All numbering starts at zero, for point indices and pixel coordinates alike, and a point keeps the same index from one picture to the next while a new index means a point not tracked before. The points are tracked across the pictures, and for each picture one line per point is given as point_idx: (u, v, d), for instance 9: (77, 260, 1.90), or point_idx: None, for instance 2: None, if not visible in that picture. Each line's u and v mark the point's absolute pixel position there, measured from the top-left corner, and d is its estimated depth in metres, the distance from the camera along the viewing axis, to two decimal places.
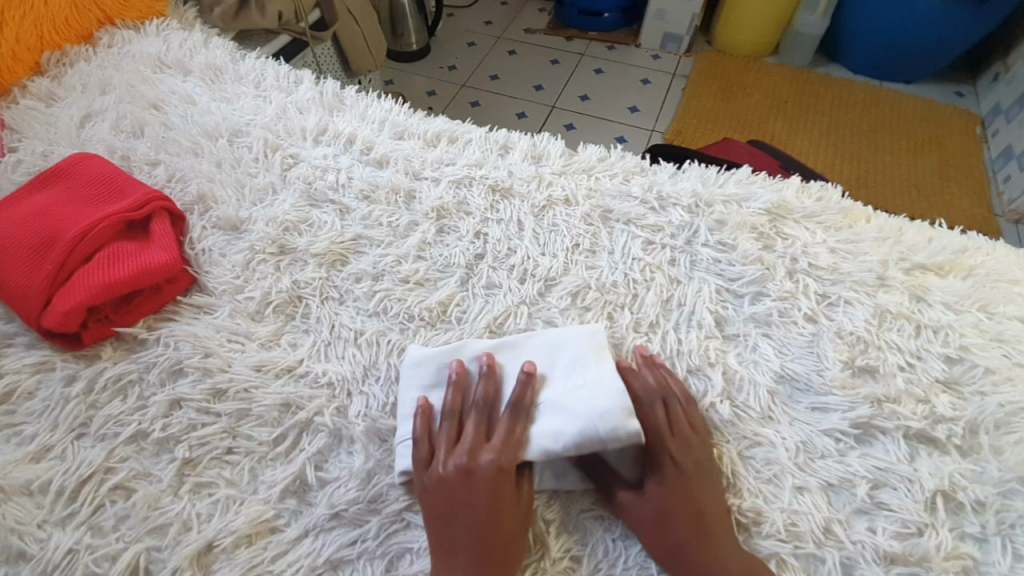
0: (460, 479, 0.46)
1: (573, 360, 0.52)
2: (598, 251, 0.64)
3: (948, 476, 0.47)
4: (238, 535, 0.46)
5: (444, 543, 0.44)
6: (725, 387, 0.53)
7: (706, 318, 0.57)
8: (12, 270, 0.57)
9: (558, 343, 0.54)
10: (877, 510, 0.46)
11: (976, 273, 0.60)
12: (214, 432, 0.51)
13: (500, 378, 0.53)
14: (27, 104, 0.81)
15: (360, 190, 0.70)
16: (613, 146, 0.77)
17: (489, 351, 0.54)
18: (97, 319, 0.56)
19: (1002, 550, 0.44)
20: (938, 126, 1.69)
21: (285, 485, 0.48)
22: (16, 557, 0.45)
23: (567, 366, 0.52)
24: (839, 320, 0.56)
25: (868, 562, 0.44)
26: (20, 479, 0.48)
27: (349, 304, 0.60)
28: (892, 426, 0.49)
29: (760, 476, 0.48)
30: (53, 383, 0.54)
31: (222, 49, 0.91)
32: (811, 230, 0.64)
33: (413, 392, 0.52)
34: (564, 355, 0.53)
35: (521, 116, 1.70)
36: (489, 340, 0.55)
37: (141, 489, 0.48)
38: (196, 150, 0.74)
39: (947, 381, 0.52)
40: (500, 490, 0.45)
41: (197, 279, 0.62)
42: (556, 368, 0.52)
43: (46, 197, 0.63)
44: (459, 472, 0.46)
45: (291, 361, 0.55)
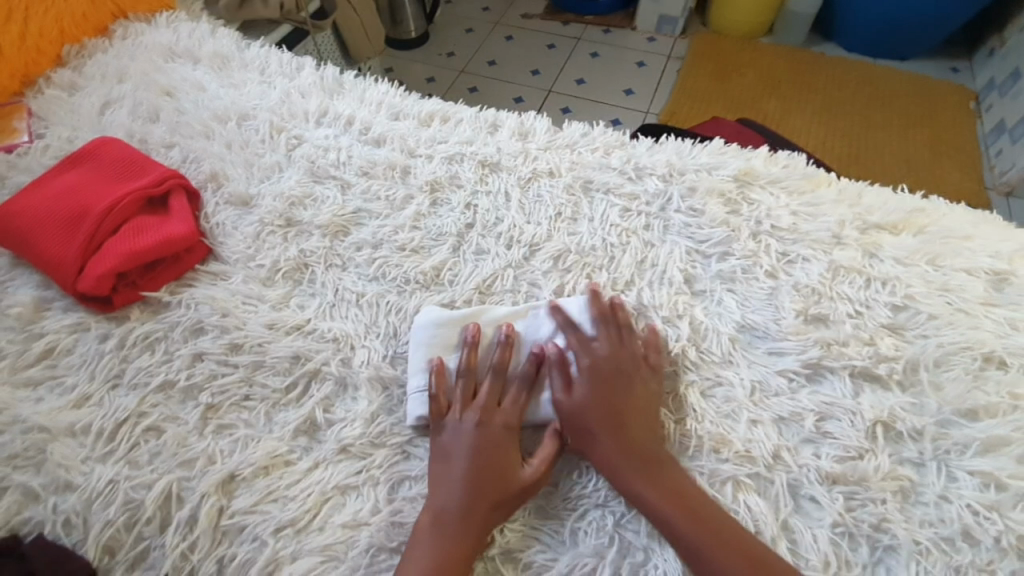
0: (473, 433, 0.52)
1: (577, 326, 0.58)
2: (579, 218, 0.69)
3: (888, 409, 0.52)
4: (256, 466, 0.52)
5: (452, 482, 0.49)
6: (692, 337, 0.58)
7: (676, 276, 0.62)
8: (48, 242, 0.64)
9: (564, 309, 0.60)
10: (823, 438, 0.51)
11: (928, 231, 0.65)
12: (233, 380, 0.57)
13: (517, 343, 0.58)
14: (51, 94, 0.87)
15: (360, 167, 0.76)
16: (596, 123, 0.82)
17: (505, 318, 0.60)
18: (126, 284, 0.63)
19: (935, 472, 0.49)
20: (932, 103, 1.71)
21: (297, 425, 0.54)
22: (64, 487, 0.52)
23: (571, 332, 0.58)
24: (797, 276, 0.61)
25: (812, 482, 0.49)
26: (65, 421, 0.54)
27: (351, 270, 0.66)
28: (839, 365, 0.54)
29: (720, 412, 0.53)
30: (90, 341, 0.60)
31: (228, 38, 0.97)
32: (775, 195, 0.69)
33: (431, 349, 0.58)
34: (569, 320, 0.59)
35: (518, 100, 1.74)
36: (508, 308, 0.61)
37: (171, 430, 0.54)
38: (207, 133, 0.80)
39: (891, 326, 0.57)
40: (507, 446, 0.51)
41: (213, 250, 0.68)
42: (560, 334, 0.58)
43: (75, 177, 0.70)
44: (475, 427, 0.52)
45: (299, 320, 0.61)
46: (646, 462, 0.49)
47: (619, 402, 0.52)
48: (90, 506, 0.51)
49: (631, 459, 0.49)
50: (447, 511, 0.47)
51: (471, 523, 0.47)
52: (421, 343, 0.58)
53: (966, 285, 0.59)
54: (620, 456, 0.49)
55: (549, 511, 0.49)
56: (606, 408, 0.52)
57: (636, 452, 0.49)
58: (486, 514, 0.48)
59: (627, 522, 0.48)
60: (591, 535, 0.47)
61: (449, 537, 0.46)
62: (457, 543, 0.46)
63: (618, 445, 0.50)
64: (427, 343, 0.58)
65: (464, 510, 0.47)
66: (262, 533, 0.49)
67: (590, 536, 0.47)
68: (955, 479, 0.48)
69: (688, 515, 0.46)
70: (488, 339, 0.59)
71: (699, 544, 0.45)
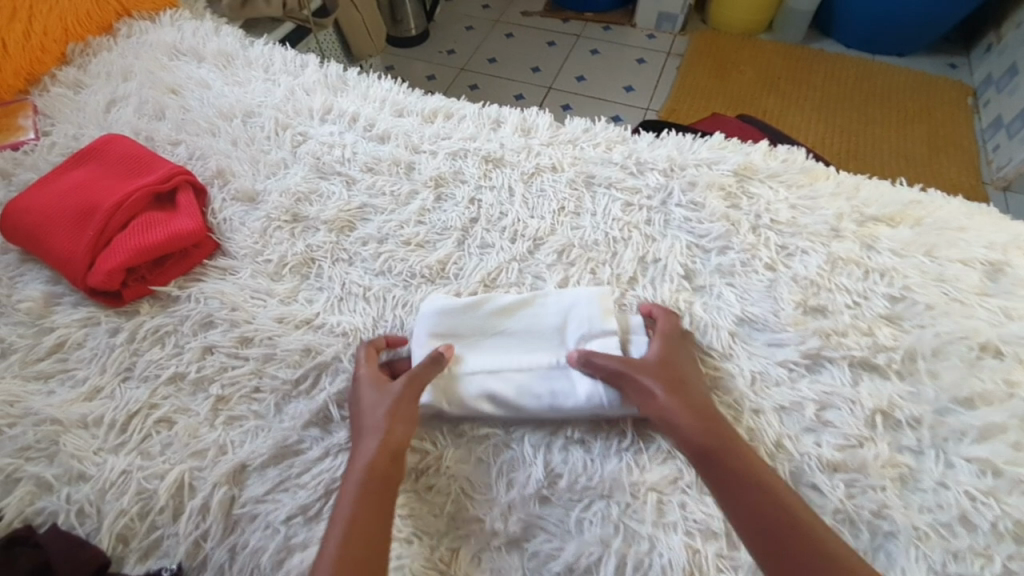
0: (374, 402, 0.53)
1: (584, 316, 0.58)
2: (582, 213, 0.70)
3: (886, 397, 0.53)
4: (267, 456, 0.53)
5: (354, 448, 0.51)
6: (693, 332, 0.59)
7: (677, 271, 0.63)
8: (58, 237, 0.64)
9: (570, 301, 0.60)
10: (823, 427, 0.52)
11: (925, 223, 0.66)
12: (243, 372, 0.58)
13: (524, 334, 0.58)
14: (57, 91, 0.88)
15: (364, 162, 0.76)
16: (598, 118, 0.82)
17: (510, 306, 0.60)
18: (135, 279, 0.64)
19: (933, 459, 0.50)
20: (930, 100, 1.72)
21: (307, 416, 0.55)
22: (77, 478, 0.53)
23: (578, 323, 0.58)
24: (796, 268, 0.62)
25: (813, 469, 0.50)
26: (78, 413, 0.55)
27: (357, 264, 0.67)
28: (838, 355, 0.55)
29: (723, 402, 0.54)
30: (100, 335, 0.61)
31: (232, 36, 0.97)
32: (775, 189, 0.70)
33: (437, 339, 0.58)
34: (575, 311, 0.59)
35: (518, 97, 1.75)
36: (514, 296, 0.61)
37: (182, 421, 0.55)
38: (213, 129, 0.81)
39: (889, 316, 0.58)
40: (403, 407, 0.52)
41: (220, 245, 0.69)
42: (566, 324, 0.58)
43: (83, 173, 0.70)
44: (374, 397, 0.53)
45: (307, 313, 0.62)
46: (717, 431, 0.49)
47: (686, 375, 0.53)
48: (103, 496, 0.52)
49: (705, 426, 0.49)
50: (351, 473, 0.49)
51: (365, 490, 0.47)
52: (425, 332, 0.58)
53: (962, 275, 0.60)
54: (695, 421, 0.50)
55: (555, 501, 0.50)
56: (678, 380, 0.53)
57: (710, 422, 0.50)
58: (379, 468, 0.49)
59: (632, 511, 0.49)
60: (597, 525, 0.48)
61: (352, 496, 0.47)
62: (364, 501, 0.47)
63: (691, 411, 0.50)
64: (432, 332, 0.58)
65: (362, 470, 0.48)
66: (274, 521, 0.50)
67: (596, 525, 0.48)
68: (952, 465, 0.49)
69: (754, 483, 0.46)
70: (494, 329, 0.59)
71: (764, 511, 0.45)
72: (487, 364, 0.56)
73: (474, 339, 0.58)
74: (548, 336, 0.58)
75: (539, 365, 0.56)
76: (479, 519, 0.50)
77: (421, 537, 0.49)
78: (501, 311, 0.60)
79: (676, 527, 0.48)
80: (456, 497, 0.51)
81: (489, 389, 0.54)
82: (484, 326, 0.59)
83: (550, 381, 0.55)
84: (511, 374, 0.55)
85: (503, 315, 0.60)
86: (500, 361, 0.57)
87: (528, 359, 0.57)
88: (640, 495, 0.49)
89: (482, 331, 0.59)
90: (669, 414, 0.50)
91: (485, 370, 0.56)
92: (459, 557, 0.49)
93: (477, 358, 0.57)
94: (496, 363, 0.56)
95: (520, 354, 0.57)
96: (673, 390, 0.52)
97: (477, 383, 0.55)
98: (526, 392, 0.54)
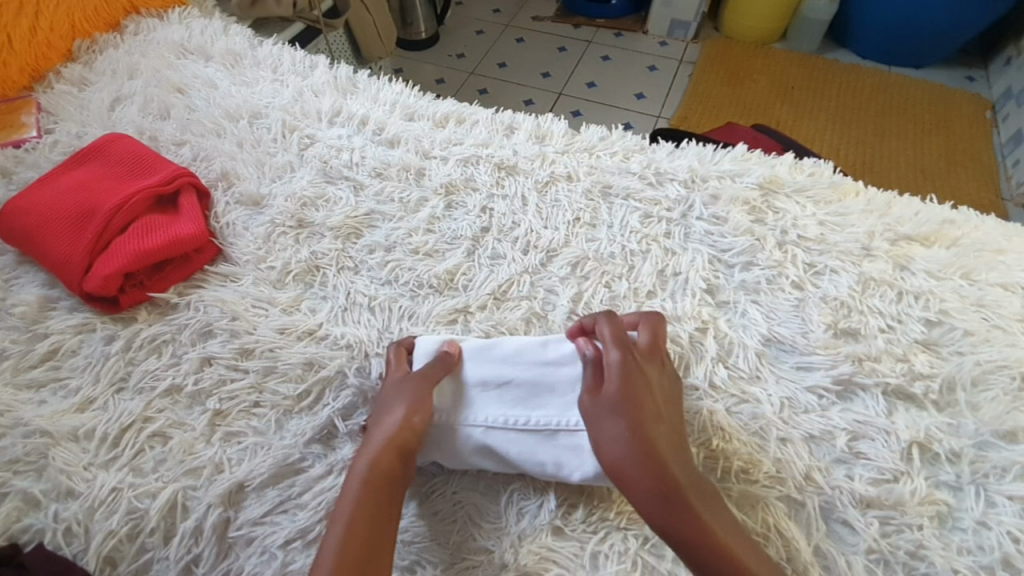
0: (390, 404, 0.50)
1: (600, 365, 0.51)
2: (598, 225, 0.67)
3: (924, 429, 0.50)
4: (265, 476, 0.50)
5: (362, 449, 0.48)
6: (719, 352, 0.55)
7: (699, 286, 0.60)
8: (55, 239, 0.62)
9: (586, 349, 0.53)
10: (856, 459, 0.49)
11: (961, 243, 0.63)
12: (243, 386, 0.55)
13: (534, 386, 0.52)
14: (61, 88, 0.86)
15: (373, 168, 0.74)
16: (615, 127, 0.80)
17: (519, 353, 0.54)
18: (133, 284, 0.61)
19: (974, 497, 0.46)
20: (950, 114, 1.68)
21: (309, 433, 0.52)
22: (65, 494, 0.50)
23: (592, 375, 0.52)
24: (825, 287, 0.59)
25: (845, 505, 0.47)
26: (68, 425, 0.53)
27: (363, 273, 0.64)
28: (872, 383, 0.52)
29: (748, 429, 0.51)
30: (95, 342, 0.59)
31: (241, 35, 0.95)
32: (802, 204, 0.67)
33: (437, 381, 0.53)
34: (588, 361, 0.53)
35: (529, 103, 1.72)
36: (523, 342, 0.55)
37: (177, 436, 0.53)
38: (219, 131, 0.79)
39: (925, 342, 0.55)
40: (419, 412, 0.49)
41: (222, 250, 0.66)
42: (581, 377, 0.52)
43: (84, 173, 0.68)
44: (392, 396, 0.51)
45: (310, 324, 0.59)
46: (685, 502, 0.43)
47: (652, 413, 0.47)
48: (92, 514, 0.49)
49: (673, 497, 0.43)
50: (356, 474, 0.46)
51: (365, 485, 0.45)
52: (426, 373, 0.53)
53: (1002, 300, 0.57)
54: (661, 488, 0.44)
55: (568, 533, 0.47)
56: (641, 433, 0.46)
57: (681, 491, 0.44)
58: (385, 474, 0.46)
59: (651, 546, 0.46)
60: (613, 560, 0.45)
61: (354, 499, 0.45)
62: (364, 507, 0.44)
63: (654, 479, 0.44)
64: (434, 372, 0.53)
65: (370, 472, 0.46)
66: (271, 545, 0.47)
67: (612, 561, 0.45)
68: (995, 504, 0.46)
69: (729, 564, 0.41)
70: (502, 376, 0.53)
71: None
72: (490, 416, 0.51)
73: (478, 383, 0.53)
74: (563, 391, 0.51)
75: (546, 421, 0.50)
76: (486, 549, 0.47)
77: (423, 567, 0.46)
78: (510, 355, 0.54)
79: None
80: (462, 525, 0.48)
81: (491, 446, 0.49)
82: (492, 370, 0.53)
83: (558, 441, 0.49)
84: (515, 429, 0.50)
85: (513, 362, 0.53)
86: (506, 415, 0.51)
87: (537, 416, 0.50)
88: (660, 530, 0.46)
89: (488, 374, 0.53)
90: (627, 479, 0.45)
91: (488, 421, 0.50)
92: None
93: (481, 405, 0.52)
94: (501, 414, 0.51)
95: (529, 406, 0.51)
96: (635, 451, 0.45)
97: (477, 436, 0.50)
98: (532, 450, 0.49)
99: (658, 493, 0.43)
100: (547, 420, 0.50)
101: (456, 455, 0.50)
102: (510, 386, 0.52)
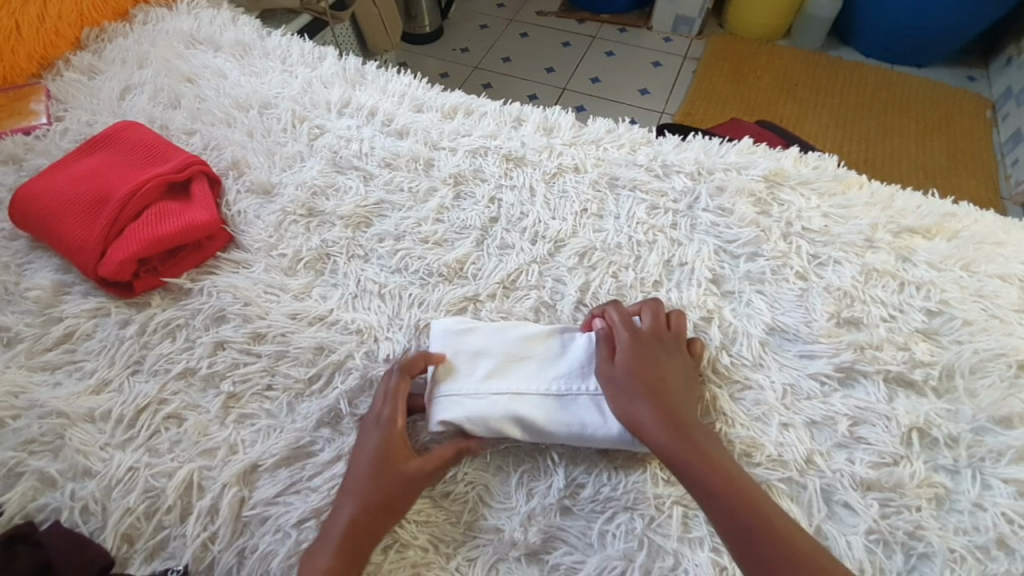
0: (385, 440, 0.49)
1: (616, 338, 0.54)
2: (605, 215, 0.68)
3: (923, 415, 0.51)
4: (278, 457, 0.51)
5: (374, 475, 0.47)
6: (722, 340, 0.57)
7: (705, 276, 0.61)
8: (69, 225, 0.63)
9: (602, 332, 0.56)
10: (856, 443, 0.50)
11: (961, 236, 0.64)
12: (255, 369, 0.56)
13: (552, 363, 0.55)
14: (71, 77, 0.86)
15: (382, 158, 0.75)
16: (621, 120, 0.81)
17: (538, 335, 0.57)
18: (147, 270, 0.62)
19: (971, 480, 0.48)
20: (950, 112, 1.70)
21: (320, 416, 0.53)
22: (82, 474, 0.51)
23: None
24: (828, 278, 0.60)
25: (846, 488, 0.48)
26: (84, 407, 0.54)
27: (374, 261, 0.65)
28: (873, 370, 0.54)
29: (751, 414, 0.52)
30: (109, 326, 0.60)
31: (250, 26, 0.96)
32: (806, 197, 0.68)
33: (460, 356, 0.55)
34: None
35: (532, 98, 1.73)
36: (543, 327, 0.58)
37: (191, 418, 0.54)
38: (229, 120, 0.79)
39: (925, 331, 0.56)
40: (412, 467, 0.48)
41: (234, 238, 0.67)
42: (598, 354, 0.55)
43: (97, 160, 0.69)
44: (377, 444, 0.49)
45: (321, 310, 0.60)
46: (699, 454, 0.47)
47: (664, 380, 0.51)
48: (109, 493, 0.50)
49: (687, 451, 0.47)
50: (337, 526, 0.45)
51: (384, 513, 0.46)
52: (449, 348, 0.56)
53: (1000, 291, 0.58)
54: (676, 441, 0.47)
55: (576, 512, 0.48)
56: (652, 398, 0.50)
57: (695, 445, 0.47)
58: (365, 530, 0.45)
59: (656, 524, 0.47)
60: (620, 539, 0.46)
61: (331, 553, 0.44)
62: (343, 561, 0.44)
63: (668, 435, 0.48)
64: (458, 348, 0.56)
65: (350, 525, 0.45)
66: (286, 524, 0.48)
67: (619, 539, 0.46)
68: (991, 487, 0.47)
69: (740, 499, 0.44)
70: (521, 353, 0.55)
71: (761, 543, 0.43)
72: (510, 386, 0.53)
73: (500, 358, 0.55)
74: (579, 366, 0.54)
75: (568, 391, 0.53)
76: (497, 528, 0.48)
77: (436, 545, 0.47)
78: (531, 335, 0.56)
79: (702, 543, 0.46)
80: (473, 505, 0.49)
81: (516, 409, 0.51)
82: (512, 348, 0.56)
83: (580, 409, 0.51)
84: (538, 397, 0.52)
85: (531, 342, 0.56)
86: (524, 386, 0.53)
87: (554, 388, 0.53)
88: (665, 510, 0.47)
89: (510, 350, 0.56)
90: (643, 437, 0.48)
91: (509, 390, 0.53)
92: (476, 567, 0.46)
93: (504, 376, 0.54)
94: (524, 384, 0.53)
95: (547, 379, 0.54)
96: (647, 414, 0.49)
97: (502, 403, 0.52)
98: (556, 416, 0.51)
99: (673, 446, 0.47)
100: (568, 390, 0.53)
101: (482, 421, 0.51)
102: (532, 360, 0.55)
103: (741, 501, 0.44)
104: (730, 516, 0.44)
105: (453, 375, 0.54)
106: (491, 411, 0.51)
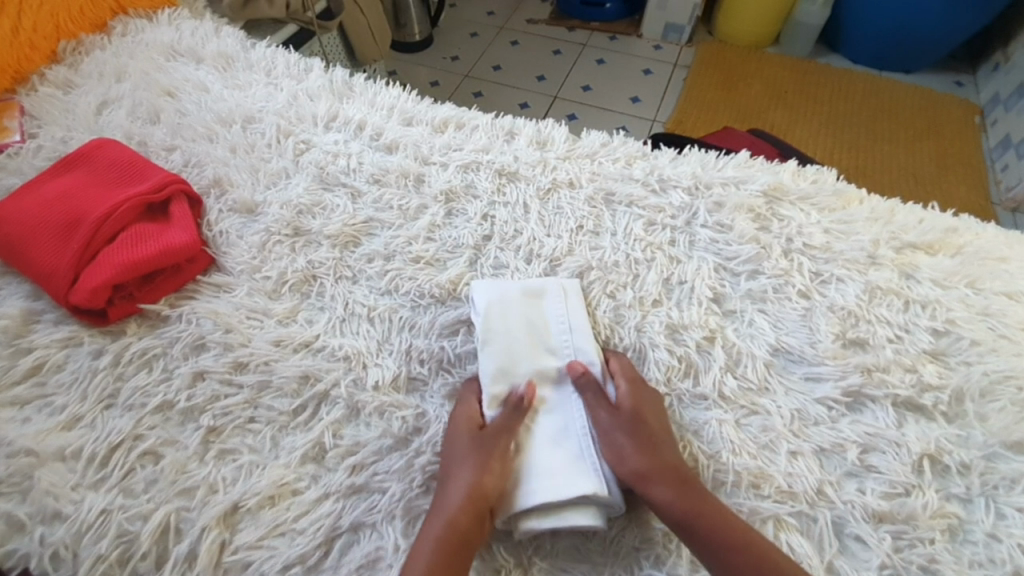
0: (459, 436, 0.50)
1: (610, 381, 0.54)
2: (601, 232, 0.66)
3: (934, 441, 0.49)
4: (261, 497, 0.48)
5: (451, 475, 0.48)
6: (726, 361, 0.54)
7: (706, 295, 0.59)
8: (40, 249, 0.60)
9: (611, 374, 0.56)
10: (867, 472, 0.48)
11: (965, 251, 0.62)
12: (237, 401, 0.53)
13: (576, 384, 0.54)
14: (46, 91, 0.83)
15: (371, 174, 0.72)
16: (616, 132, 0.79)
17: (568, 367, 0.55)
18: (123, 296, 0.59)
19: (985, 510, 0.46)
20: (938, 123, 1.68)
21: (305, 451, 0.51)
22: (51, 518, 0.48)
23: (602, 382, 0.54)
24: (832, 296, 0.58)
25: (858, 520, 0.46)
26: (54, 445, 0.51)
27: (362, 282, 0.63)
28: (882, 394, 0.52)
29: (758, 442, 0.50)
30: (83, 357, 0.56)
31: (233, 37, 0.93)
32: (807, 212, 0.66)
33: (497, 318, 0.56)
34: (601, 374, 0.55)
35: (523, 106, 1.71)
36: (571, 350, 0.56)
37: (169, 455, 0.51)
38: (211, 135, 0.77)
39: (933, 352, 0.54)
40: (506, 436, 0.50)
41: (215, 260, 0.64)
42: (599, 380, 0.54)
43: (70, 180, 0.66)
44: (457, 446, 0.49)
45: (307, 336, 0.58)
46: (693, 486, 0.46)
47: (651, 433, 0.49)
48: (80, 539, 0.47)
49: (690, 488, 0.46)
50: (439, 509, 0.46)
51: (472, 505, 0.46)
52: (504, 301, 0.58)
53: (1007, 309, 0.56)
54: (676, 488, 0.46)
55: (582, 554, 0.46)
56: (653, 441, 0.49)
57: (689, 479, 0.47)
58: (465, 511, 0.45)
59: (664, 564, 0.45)
60: None
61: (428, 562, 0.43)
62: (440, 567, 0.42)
63: (663, 462, 0.47)
64: (502, 310, 0.57)
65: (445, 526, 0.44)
66: (268, 572, 0.45)
67: None
68: (1005, 517, 0.45)
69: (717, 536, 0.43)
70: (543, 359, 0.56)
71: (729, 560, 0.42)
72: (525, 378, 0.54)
73: (520, 356, 0.55)
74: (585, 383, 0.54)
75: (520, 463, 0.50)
76: (493, 570, 0.45)
77: None
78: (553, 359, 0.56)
79: None
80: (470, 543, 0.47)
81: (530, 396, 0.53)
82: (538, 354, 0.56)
83: (573, 445, 0.50)
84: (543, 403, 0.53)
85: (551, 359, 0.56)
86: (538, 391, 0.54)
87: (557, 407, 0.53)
88: (674, 549, 0.46)
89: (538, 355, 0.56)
90: (634, 471, 0.47)
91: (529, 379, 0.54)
92: None
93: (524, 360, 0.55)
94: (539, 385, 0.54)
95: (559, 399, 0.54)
96: (666, 472, 0.47)
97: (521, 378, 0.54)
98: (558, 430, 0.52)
99: (680, 484, 0.46)
100: (563, 420, 0.52)
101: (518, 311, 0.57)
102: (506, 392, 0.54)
103: (715, 529, 0.44)
104: (714, 546, 0.43)
105: (500, 290, 0.58)
106: (555, 310, 0.58)
